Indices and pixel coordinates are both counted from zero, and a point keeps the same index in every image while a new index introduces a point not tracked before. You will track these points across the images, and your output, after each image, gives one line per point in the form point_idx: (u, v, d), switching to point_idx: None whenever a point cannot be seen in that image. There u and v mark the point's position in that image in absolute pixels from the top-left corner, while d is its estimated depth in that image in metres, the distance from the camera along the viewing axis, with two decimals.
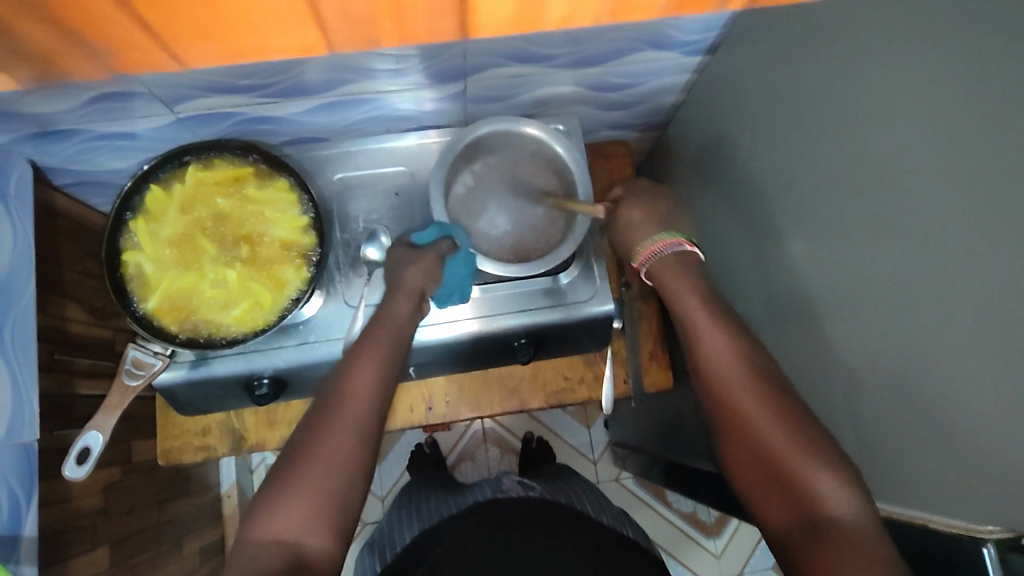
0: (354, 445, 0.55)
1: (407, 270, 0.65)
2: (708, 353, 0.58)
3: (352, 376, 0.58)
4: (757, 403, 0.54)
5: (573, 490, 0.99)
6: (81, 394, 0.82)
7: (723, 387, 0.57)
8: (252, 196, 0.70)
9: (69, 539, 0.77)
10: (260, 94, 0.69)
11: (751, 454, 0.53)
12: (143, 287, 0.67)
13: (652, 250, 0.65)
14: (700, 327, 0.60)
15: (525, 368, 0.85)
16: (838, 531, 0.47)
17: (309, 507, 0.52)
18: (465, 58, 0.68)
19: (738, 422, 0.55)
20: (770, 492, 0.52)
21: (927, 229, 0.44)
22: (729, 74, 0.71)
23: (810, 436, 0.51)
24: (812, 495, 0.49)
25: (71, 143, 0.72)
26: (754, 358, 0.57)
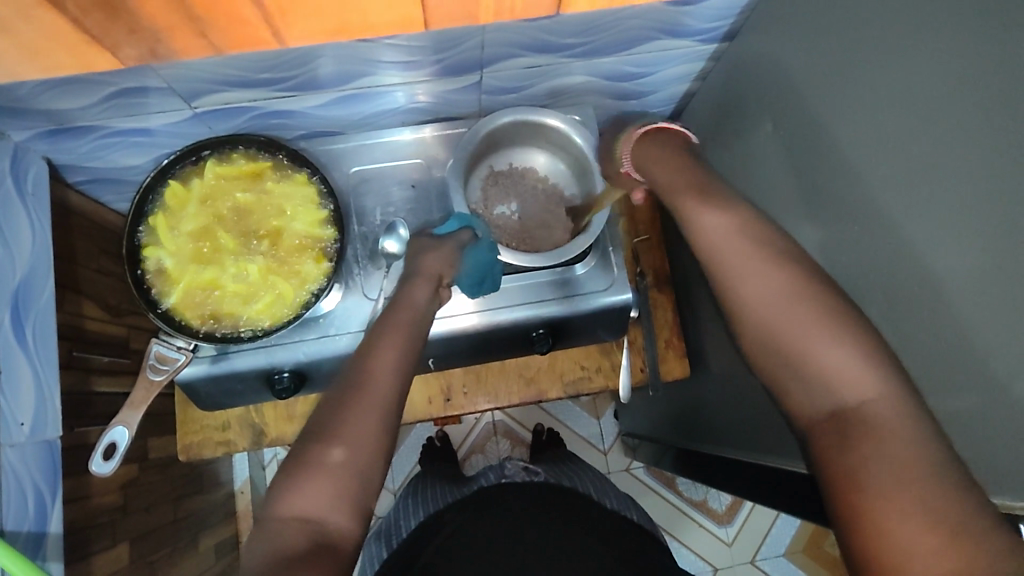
0: (378, 426, 0.54)
1: (425, 258, 0.65)
2: (703, 232, 0.54)
3: (378, 357, 0.57)
4: (760, 279, 0.50)
5: (577, 473, 1.00)
6: (97, 391, 0.82)
7: (722, 267, 0.52)
8: (270, 191, 0.70)
9: (90, 536, 0.77)
10: (278, 87, 0.69)
11: (755, 337, 0.49)
12: (164, 282, 0.68)
13: (631, 138, 0.66)
14: (693, 205, 0.55)
15: (543, 359, 0.85)
16: (868, 413, 0.43)
17: (333, 487, 0.51)
18: (483, 48, 0.69)
19: (739, 304, 0.50)
20: (787, 376, 0.47)
21: (957, 208, 0.44)
22: (744, 61, 0.72)
23: (818, 303, 0.47)
24: (827, 376, 0.45)
25: (88, 140, 0.72)
26: (753, 228, 0.52)
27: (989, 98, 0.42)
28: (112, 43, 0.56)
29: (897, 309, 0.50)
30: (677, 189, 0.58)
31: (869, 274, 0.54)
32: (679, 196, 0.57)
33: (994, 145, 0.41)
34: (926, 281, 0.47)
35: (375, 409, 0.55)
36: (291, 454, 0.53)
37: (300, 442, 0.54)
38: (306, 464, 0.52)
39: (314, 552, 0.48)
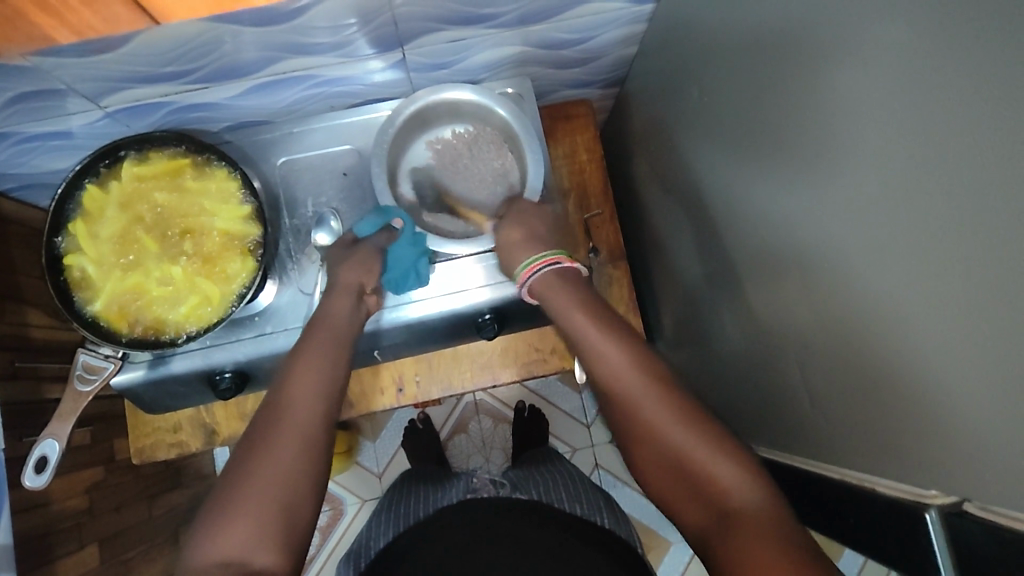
0: (305, 449, 0.53)
1: (342, 267, 0.64)
2: (606, 366, 0.56)
3: (303, 371, 0.57)
4: (651, 404, 0.53)
5: (540, 479, 0.97)
6: (49, 399, 0.82)
7: (621, 394, 0.55)
8: (190, 187, 0.68)
9: (52, 541, 0.78)
10: (186, 79, 0.66)
11: (658, 464, 0.52)
12: (88, 289, 0.66)
13: (534, 268, 0.62)
14: (596, 341, 0.58)
15: (496, 344, 0.83)
16: (747, 517, 0.45)
17: (256, 521, 0.49)
18: (397, 24, 0.65)
19: (637, 428, 0.54)
20: (680, 492, 0.50)
21: (871, 173, 0.41)
22: (676, 21, 0.67)
23: (699, 428, 0.51)
24: (716, 487, 0.48)
25: (3, 148, 0.70)
26: (644, 361, 0.56)
27: (902, 50, 0.38)
28: None
29: (821, 286, 0.47)
30: (571, 321, 0.60)
31: (799, 248, 0.50)
32: (576, 320, 0.59)
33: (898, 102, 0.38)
34: (846, 257, 0.44)
35: (301, 432, 0.54)
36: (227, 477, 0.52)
37: (233, 463, 0.53)
38: (236, 490, 0.50)
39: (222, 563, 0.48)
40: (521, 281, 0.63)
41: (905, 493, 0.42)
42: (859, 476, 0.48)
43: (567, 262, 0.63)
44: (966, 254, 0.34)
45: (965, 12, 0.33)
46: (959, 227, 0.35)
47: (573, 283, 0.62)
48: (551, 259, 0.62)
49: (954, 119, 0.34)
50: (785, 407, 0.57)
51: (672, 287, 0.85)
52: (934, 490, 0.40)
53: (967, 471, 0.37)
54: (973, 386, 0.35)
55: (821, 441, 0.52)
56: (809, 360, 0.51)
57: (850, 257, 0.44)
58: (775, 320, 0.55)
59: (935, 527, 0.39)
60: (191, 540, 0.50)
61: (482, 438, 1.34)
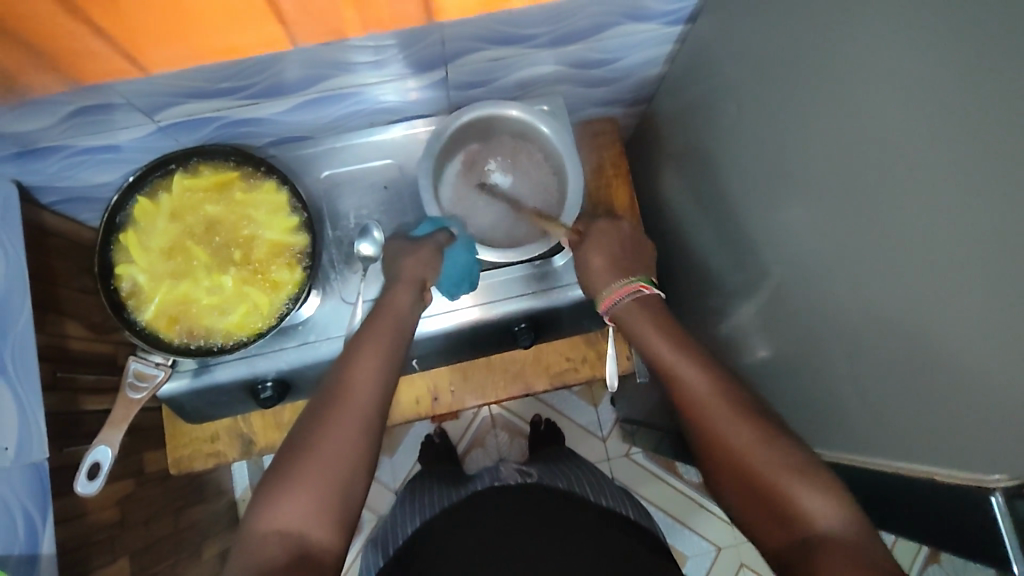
0: (360, 441, 0.55)
1: (407, 261, 0.65)
2: (686, 387, 0.58)
3: (357, 366, 0.58)
4: (733, 426, 0.55)
5: (564, 472, 0.98)
6: (86, 410, 0.82)
7: (701, 416, 0.57)
8: (241, 201, 0.70)
9: (88, 553, 0.78)
10: (240, 95, 0.68)
11: (739, 486, 0.53)
12: (137, 298, 0.68)
13: (611, 298, 0.67)
14: (675, 364, 0.60)
15: (528, 353, 0.85)
16: (832, 544, 0.46)
17: (314, 501, 0.51)
18: (444, 44, 0.68)
19: (717, 449, 0.55)
20: (761, 514, 0.51)
21: (914, 180, 0.43)
22: (710, 41, 0.71)
23: (783, 453, 0.52)
24: (798, 512, 0.49)
25: (54, 160, 0.71)
26: (725, 388, 0.57)
27: (949, 66, 0.40)
28: (45, 56, 0.55)
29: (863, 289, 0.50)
30: (652, 343, 0.63)
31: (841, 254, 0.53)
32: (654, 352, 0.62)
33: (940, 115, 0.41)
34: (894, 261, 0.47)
35: (356, 422, 0.55)
36: (277, 463, 0.53)
37: (285, 450, 0.54)
38: (287, 477, 0.52)
39: (271, 547, 0.49)
40: (602, 310, 0.68)
41: (967, 479, 0.43)
42: (908, 467, 0.49)
43: (646, 289, 0.67)
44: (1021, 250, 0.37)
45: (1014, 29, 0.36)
46: (1014, 226, 0.37)
47: (653, 310, 0.65)
48: (639, 286, 0.66)
49: (1005, 129, 0.37)
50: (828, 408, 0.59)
51: (698, 299, 0.87)
52: (997, 474, 0.41)
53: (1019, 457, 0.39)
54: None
55: (862, 439, 0.54)
56: (852, 361, 0.53)
57: (896, 261, 0.46)
58: (814, 323, 0.58)
59: (1001, 510, 0.41)
60: (247, 520, 0.51)
61: (499, 452, 1.35)
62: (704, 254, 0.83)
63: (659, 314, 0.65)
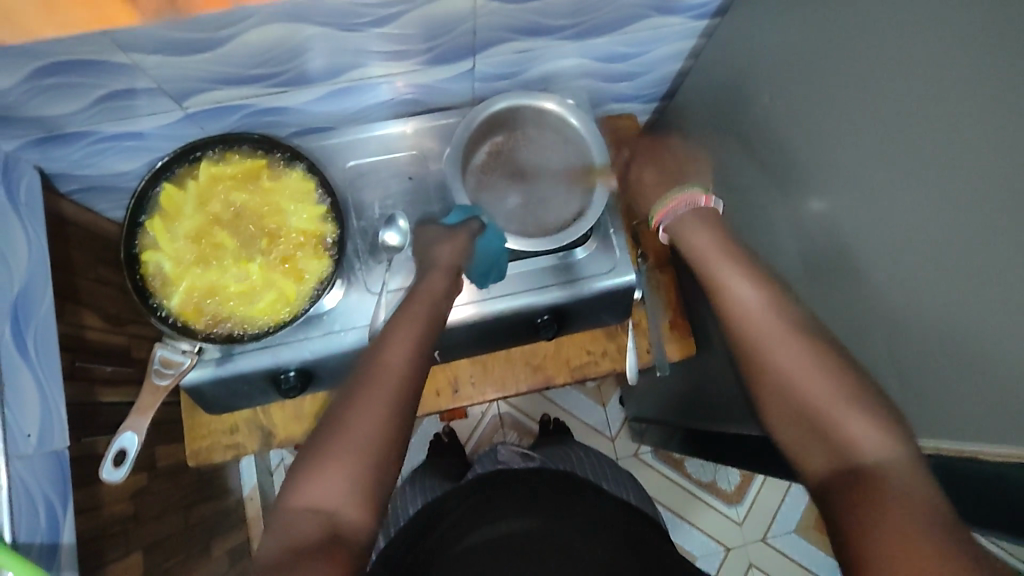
0: (393, 422, 0.54)
1: (442, 248, 0.66)
2: (739, 305, 0.58)
3: (390, 346, 0.57)
4: (785, 347, 0.54)
5: (567, 457, 0.99)
6: (102, 401, 0.81)
7: (752, 333, 0.56)
8: (268, 188, 0.70)
9: (104, 546, 0.77)
10: (269, 82, 0.68)
11: (785, 404, 0.52)
12: (164, 285, 0.67)
13: (665, 210, 0.65)
14: (730, 282, 0.59)
15: (549, 345, 0.85)
16: (882, 474, 0.45)
17: (346, 481, 0.51)
18: (474, 34, 0.68)
19: (764, 367, 0.54)
20: (803, 435, 0.51)
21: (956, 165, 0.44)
22: (735, 36, 0.71)
23: (839, 376, 0.51)
24: (846, 439, 0.48)
25: (78, 147, 0.71)
26: (779, 304, 0.56)
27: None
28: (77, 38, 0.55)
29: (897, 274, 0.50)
30: (706, 262, 0.61)
31: None
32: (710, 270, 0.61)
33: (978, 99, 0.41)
34: None
35: (389, 402, 0.54)
36: (310, 441, 0.53)
37: (318, 428, 0.54)
38: (318, 455, 0.52)
39: (304, 524, 0.49)
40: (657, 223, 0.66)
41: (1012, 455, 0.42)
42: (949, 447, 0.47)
43: (703, 200, 0.64)
44: None
45: None
46: None
47: (708, 220, 0.64)
48: (694, 197, 0.64)
49: None
50: None
51: None
52: None
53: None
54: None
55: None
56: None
57: None
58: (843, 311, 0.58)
59: None
60: (281, 495, 0.52)
61: None
62: None
63: (707, 225, 0.63)
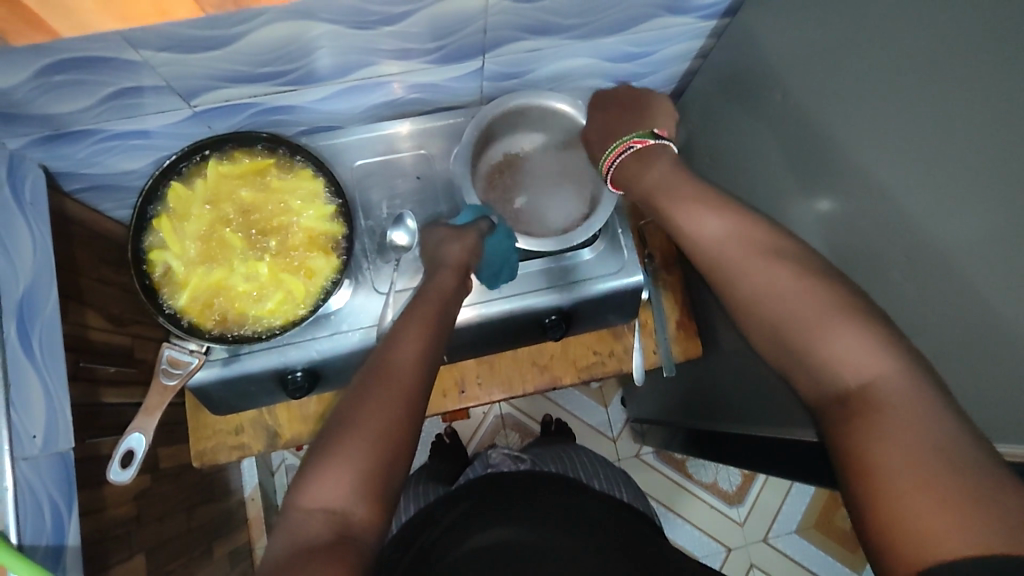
0: (404, 419, 0.53)
1: (450, 247, 0.66)
2: (702, 236, 0.54)
3: (401, 345, 0.57)
4: (756, 270, 0.50)
5: (563, 456, 0.99)
6: (106, 402, 0.81)
7: (717, 267, 0.52)
8: (276, 186, 0.69)
9: (108, 548, 0.76)
10: (278, 81, 0.68)
11: (765, 333, 0.49)
12: (171, 285, 0.67)
13: (609, 162, 0.63)
14: (688, 217, 0.55)
15: (555, 345, 0.85)
16: (874, 393, 0.41)
17: (356, 479, 0.50)
18: (485, 33, 0.68)
19: (737, 297, 0.51)
20: (794, 361, 0.47)
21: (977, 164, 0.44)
22: (745, 36, 0.71)
23: (816, 293, 0.47)
24: (833, 359, 0.44)
25: (85, 145, 0.70)
26: (744, 226, 0.52)
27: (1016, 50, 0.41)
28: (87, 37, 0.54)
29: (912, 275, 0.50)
30: (660, 192, 0.57)
31: None
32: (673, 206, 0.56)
33: (1000, 98, 0.41)
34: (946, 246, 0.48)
35: (399, 399, 0.54)
36: (320, 440, 0.53)
37: (327, 427, 0.53)
38: (328, 454, 0.51)
39: (313, 523, 0.48)
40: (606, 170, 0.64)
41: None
42: None
43: (636, 143, 0.61)
44: None
45: None
46: None
47: (659, 157, 0.60)
48: (634, 143, 0.61)
49: None
50: None
51: None
52: None
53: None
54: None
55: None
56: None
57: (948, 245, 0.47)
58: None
59: None
60: (290, 494, 0.51)
61: None
62: None
63: (667, 162, 0.59)
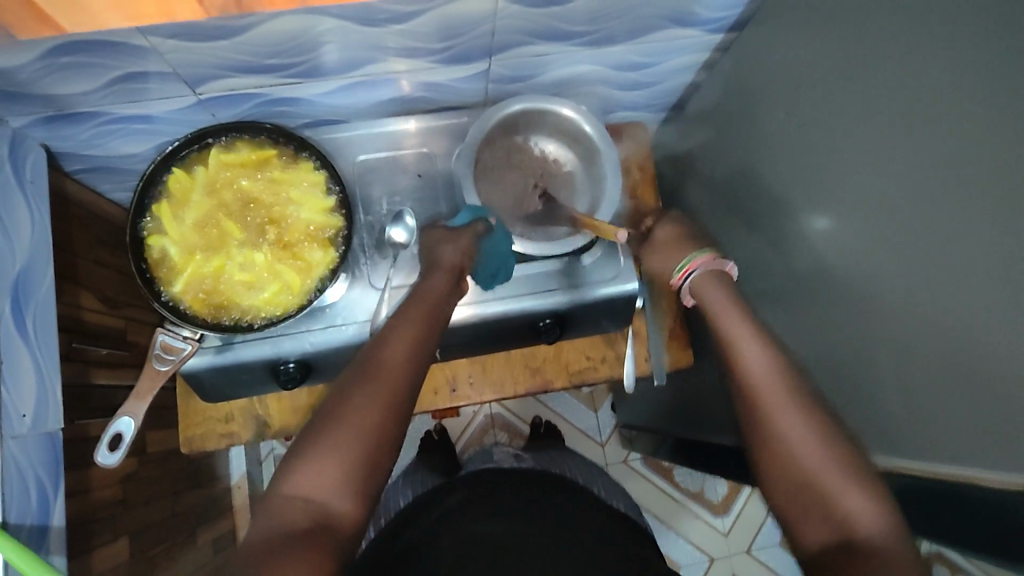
0: (390, 415, 0.54)
1: (444, 248, 0.65)
2: (746, 363, 0.57)
3: (393, 341, 0.57)
4: (787, 414, 0.54)
5: (562, 462, 1.00)
6: (97, 384, 0.81)
7: (750, 393, 0.56)
8: (276, 178, 0.69)
9: (92, 529, 0.76)
10: (284, 73, 0.68)
11: (782, 473, 0.53)
12: (168, 270, 0.67)
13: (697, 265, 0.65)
14: (738, 342, 0.58)
15: (548, 349, 0.85)
16: (876, 552, 0.46)
17: (339, 471, 0.51)
18: (492, 36, 0.68)
19: (763, 431, 0.54)
20: (805, 504, 0.51)
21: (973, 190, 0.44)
22: (750, 52, 0.72)
23: (839, 451, 0.51)
24: (844, 515, 0.49)
25: (88, 127, 0.71)
26: (784, 369, 0.56)
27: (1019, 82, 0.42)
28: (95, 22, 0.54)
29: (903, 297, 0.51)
30: (722, 321, 0.61)
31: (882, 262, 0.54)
32: (724, 322, 0.60)
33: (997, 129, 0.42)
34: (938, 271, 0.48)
35: (387, 396, 0.54)
36: (307, 429, 0.54)
37: (316, 417, 0.54)
38: (314, 443, 0.52)
39: (295, 513, 0.49)
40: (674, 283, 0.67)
41: (998, 482, 0.45)
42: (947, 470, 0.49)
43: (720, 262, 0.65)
44: None
45: None
46: None
47: (721, 287, 0.63)
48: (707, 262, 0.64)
49: None
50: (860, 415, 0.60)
51: None
52: None
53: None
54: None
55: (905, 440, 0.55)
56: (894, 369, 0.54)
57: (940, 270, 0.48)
58: (845, 330, 0.59)
59: None
60: (275, 479, 0.52)
61: None
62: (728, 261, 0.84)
63: (720, 289, 0.63)
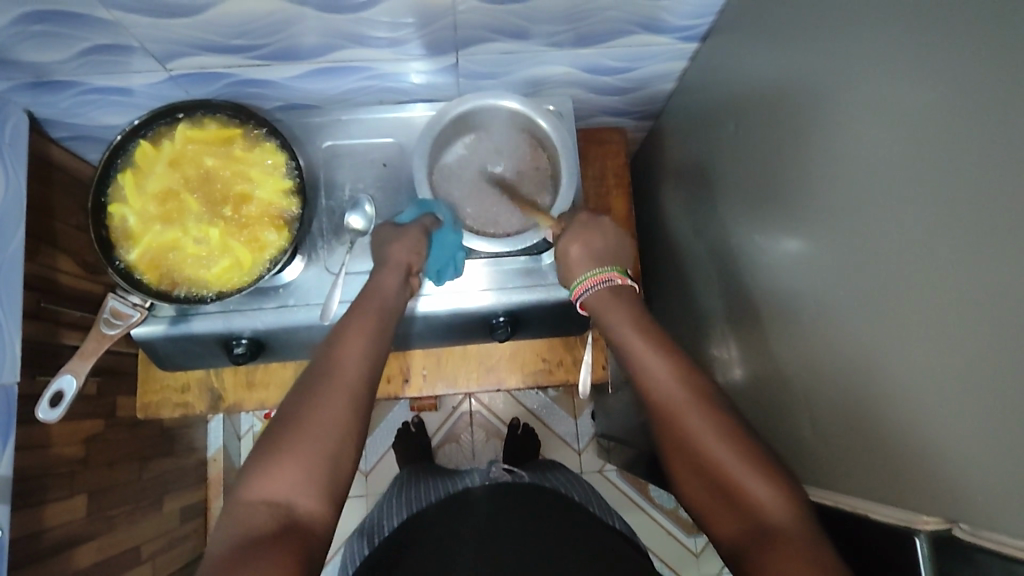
0: (347, 413, 0.55)
1: (392, 246, 0.67)
2: (648, 372, 0.59)
3: (344, 345, 0.59)
4: (691, 416, 0.56)
5: (557, 478, 0.98)
6: (66, 344, 0.83)
7: (658, 402, 0.58)
8: (239, 157, 0.71)
9: (45, 484, 0.78)
10: (251, 54, 0.69)
11: (697, 476, 0.55)
12: (126, 238, 0.69)
13: (584, 287, 0.64)
14: (638, 351, 0.60)
15: (505, 348, 0.85)
16: (784, 536, 0.49)
17: (301, 471, 0.51)
18: (456, 29, 0.68)
19: (675, 437, 0.57)
20: (715, 504, 0.54)
21: (908, 217, 0.43)
22: (720, 61, 0.71)
23: (738, 445, 0.54)
24: (753, 503, 0.52)
25: (68, 95, 0.73)
26: (686, 375, 0.58)
27: (949, 104, 0.40)
28: None
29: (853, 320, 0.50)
30: (620, 329, 0.62)
31: (825, 281, 0.53)
32: (625, 330, 0.61)
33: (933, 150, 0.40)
34: (876, 293, 0.47)
35: (343, 398, 0.55)
36: (267, 435, 0.54)
37: (277, 423, 0.54)
38: (275, 449, 0.52)
39: (258, 517, 0.49)
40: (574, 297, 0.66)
41: (897, 518, 0.45)
42: (852, 502, 0.51)
43: (620, 280, 0.64)
44: (996, 287, 0.37)
45: (998, 73, 0.37)
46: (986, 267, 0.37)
47: (623, 298, 0.63)
48: (605, 277, 0.64)
49: (985, 170, 0.37)
50: (799, 437, 0.59)
51: (687, 320, 0.87)
52: (929, 517, 0.43)
53: (974, 499, 0.39)
54: (992, 421, 0.37)
55: (838, 469, 0.53)
56: (835, 394, 0.52)
57: (881, 293, 0.46)
58: (801, 350, 0.57)
59: (924, 552, 0.42)
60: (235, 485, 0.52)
61: (472, 450, 1.35)
62: (695, 272, 0.83)
63: (623, 305, 0.63)
